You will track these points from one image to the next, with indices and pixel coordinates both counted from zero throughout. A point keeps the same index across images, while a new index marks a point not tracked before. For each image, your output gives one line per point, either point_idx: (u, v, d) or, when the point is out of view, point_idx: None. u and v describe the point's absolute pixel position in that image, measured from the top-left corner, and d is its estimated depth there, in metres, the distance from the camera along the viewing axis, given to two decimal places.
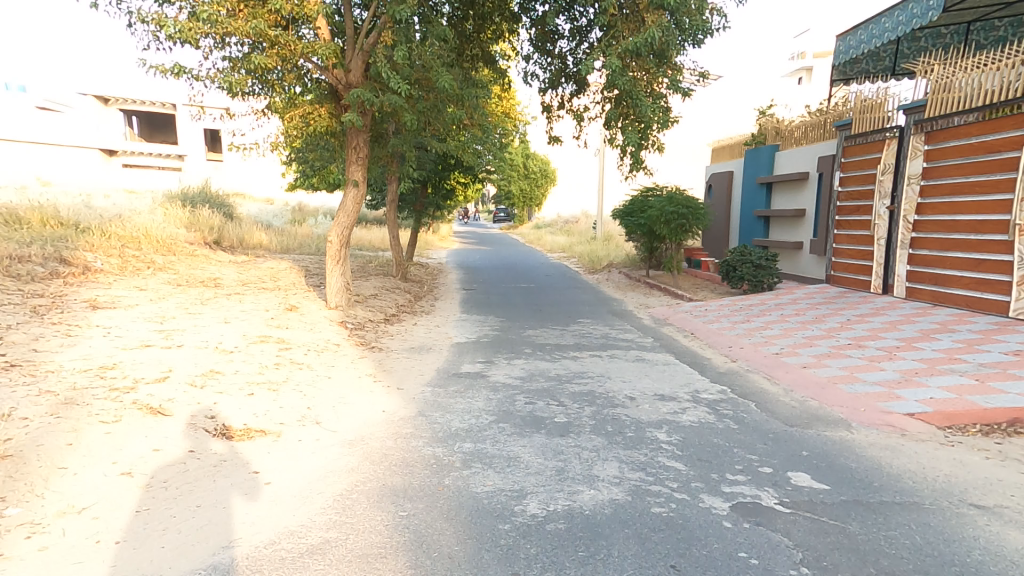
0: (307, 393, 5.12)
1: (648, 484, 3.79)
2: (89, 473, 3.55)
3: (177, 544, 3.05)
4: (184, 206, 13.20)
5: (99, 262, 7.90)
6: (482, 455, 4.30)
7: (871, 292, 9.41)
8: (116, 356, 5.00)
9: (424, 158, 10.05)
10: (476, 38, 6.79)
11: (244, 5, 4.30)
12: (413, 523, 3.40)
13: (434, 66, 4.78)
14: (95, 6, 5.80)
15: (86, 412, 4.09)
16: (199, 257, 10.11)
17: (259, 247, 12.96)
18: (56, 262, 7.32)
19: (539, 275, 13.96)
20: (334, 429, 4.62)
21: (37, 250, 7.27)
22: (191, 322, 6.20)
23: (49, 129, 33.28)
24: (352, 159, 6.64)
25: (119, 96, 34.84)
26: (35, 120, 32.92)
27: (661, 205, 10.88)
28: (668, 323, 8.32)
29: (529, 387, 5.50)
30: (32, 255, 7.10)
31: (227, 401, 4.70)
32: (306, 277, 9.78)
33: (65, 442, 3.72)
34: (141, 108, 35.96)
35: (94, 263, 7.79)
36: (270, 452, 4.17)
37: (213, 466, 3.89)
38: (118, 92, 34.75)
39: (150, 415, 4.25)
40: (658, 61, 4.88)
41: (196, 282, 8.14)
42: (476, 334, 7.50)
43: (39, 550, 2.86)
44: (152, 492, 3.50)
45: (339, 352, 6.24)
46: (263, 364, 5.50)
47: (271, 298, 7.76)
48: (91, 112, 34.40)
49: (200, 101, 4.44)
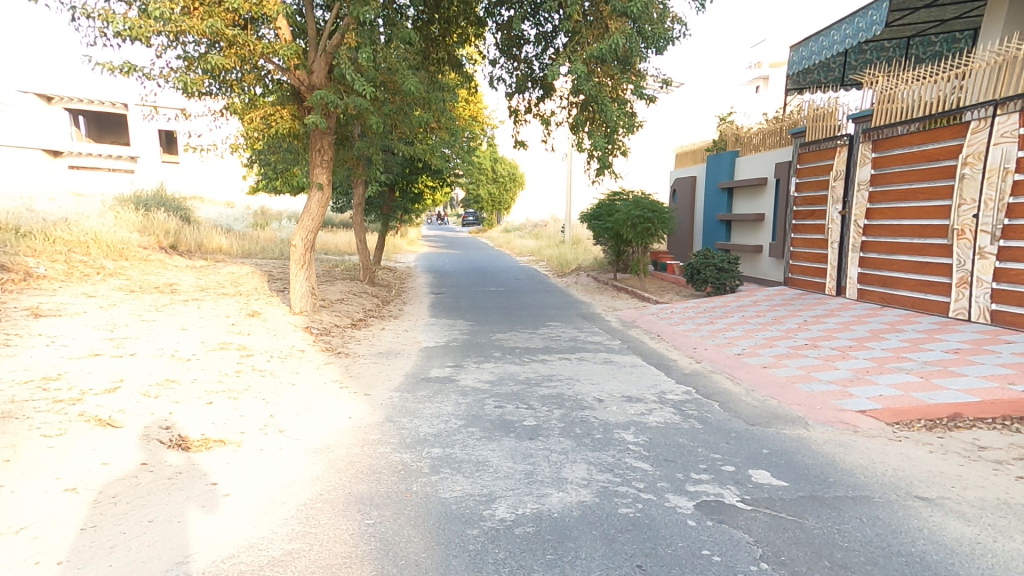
0: (269, 401, 4.99)
1: (615, 485, 3.83)
2: (29, 491, 3.37)
3: (127, 562, 2.92)
4: (137, 209, 12.74)
5: (42, 268, 7.53)
6: (451, 460, 4.28)
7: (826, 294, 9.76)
8: (60, 366, 4.77)
9: (392, 161, 9.98)
10: (442, 42, 6.77)
11: (199, 3, 4.17)
12: (380, 530, 3.35)
13: (399, 69, 4.75)
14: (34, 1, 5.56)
15: (26, 426, 3.88)
16: (153, 262, 9.75)
17: (219, 251, 12.59)
18: None
19: (509, 278, 14.00)
20: (298, 437, 4.50)
21: None
22: (146, 330, 5.97)
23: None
24: (316, 161, 6.51)
25: (64, 94, 33.43)
26: None
27: (627, 210, 11.05)
28: (635, 325, 8.44)
29: (498, 391, 5.49)
30: None
31: (183, 411, 4.53)
32: (270, 282, 9.53)
33: (2, 459, 3.53)
34: (86, 106, 34.45)
35: (37, 269, 7.43)
36: (229, 463, 4.04)
37: (168, 479, 3.75)
38: (62, 91, 33.39)
39: (98, 428, 4.06)
40: (623, 67, 4.99)
41: (150, 289, 7.85)
42: (447, 338, 7.46)
43: None
44: (100, 508, 3.35)
45: (304, 358, 6.11)
46: (223, 371, 5.34)
47: (232, 304, 7.55)
48: (34, 111, 32.93)
49: (153, 101, 4.26)
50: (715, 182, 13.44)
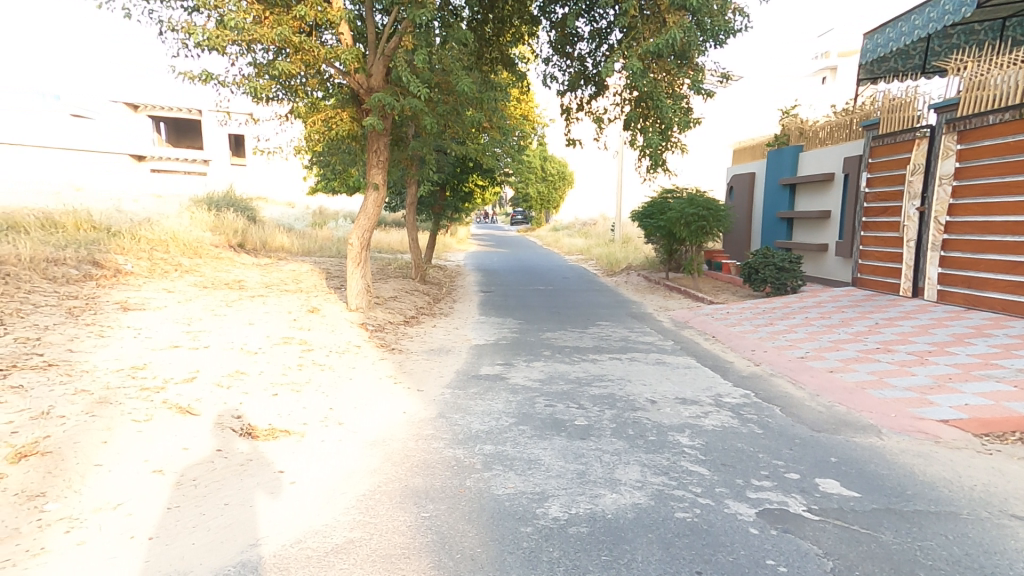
0: (328, 395, 5.17)
1: (671, 488, 3.76)
2: (122, 471, 3.66)
3: (207, 541, 3.11)
4: (210, 209, 13.64)
5: (129, 265, 8.08)
6: (503, 457, 4.30)
7: (897, 296, 9.19)
8: (145, 357, 5.12)
9: (443, 161, 10.21)
10: (495, 41, 6.83)
11: (270, 12, 4.40)
12: (436, 524, 3.41)
13: (453, 69, 4.84)
14: (130, 18, 6.10)
15: (119, 411, 4.19)
16: (224, 260, 10.32)
17: (283, 250, 13.23)
18: (88, 265, 7.51)
19: (558, 277, 14.06)
20: (356, 430, 4.65)
21: (71, 254, 7.45)
22: (217, 324, 6.33)
23: (85, 137, 35.18)
24: (372, 162, 6.68)
25: (147, 103, 36.28)
26: (70, 127, 34.80)
27: (680, 207, 10.82)
28: (689, 326, 8.26)
29: (548, 390, 5.49)
30: (66, 259, 7.29)
31: (252, 402, 4.77)
32: (327, 279, 9.91)
33: (100, 440, 3.84)
34: (166, 113, 37.14)
35: (125, 266, 7.98)
36: (294, 452, 4.22)
37: (240, 465, 3.96)
38: (147, 100, 36.27)
39: (179, 415, 4.33)
40: (679, 62, 4.85)
41: (221, 285, 8.30)
42: (496, 336, 7.52)
43: (78, 545, 2.98)
44: (182, 490, 3.59)
45: (361, 353, 6.32)
46: (287, 365, 5.59)
47: (293, 300, 7.90)
48: (119, 117, 35.61)
49: (227, 107, 4.50)
50: (775, 178, 13.04)
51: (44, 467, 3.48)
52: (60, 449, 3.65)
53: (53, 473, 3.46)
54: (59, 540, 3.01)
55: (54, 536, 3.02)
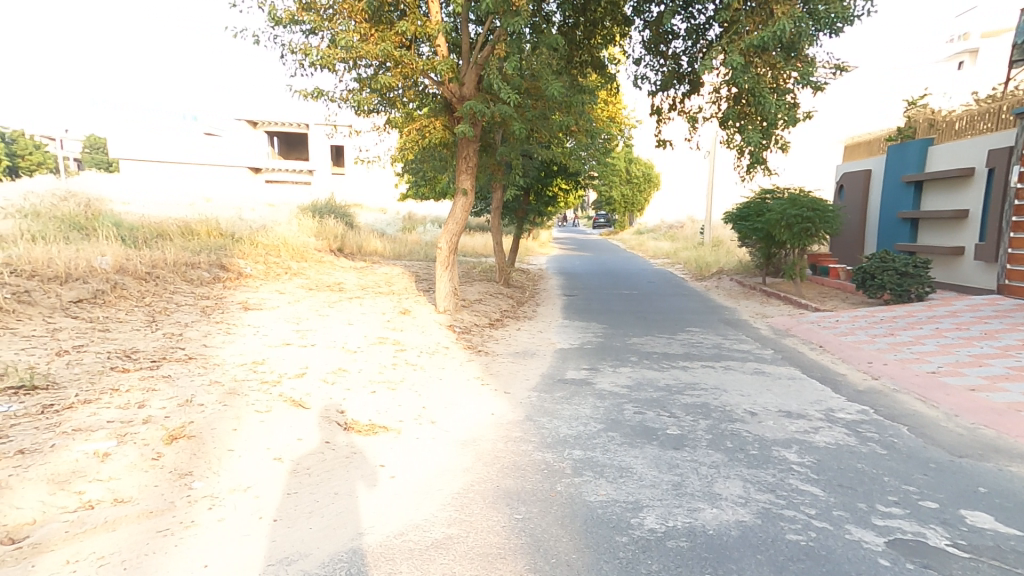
0: (421, 394, 5.37)
1: (780, 507, 3.52)
2: (249, 456, 4.04)
3: (322, 527, 3.34)
4: (313, 215, 14.93)
5: (249, 268, 8.93)
6: (593, 464, 4.25)
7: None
8: (264, 352, 5.62)
9: (528, 165, 10.41)
10: (586, 44, 6.83)
11: (375, 30, 4.66)
12: (530, 526, 3.42)
13: (543, 74, 4.87)
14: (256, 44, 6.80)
15: (245, 401, 4.62)
16: (325, 264, 11.03)
17: (375, 254, 13.92)
18: (217, 268, 8.41)
19: (642, 280, 13.96)
20: (448, 429, 4.78)
21: (204, 259, 8.42)
22: (321, 323, 6.82)
23: (202, 153, 40.55)
24: (462, 168, 6.89)
25: (267, 119, 40.13)
26: (196, 145, 40.59)
27: (780, 209, 10.27)
28: (790, 334, 7.82)
29: (637, 397, 5.36)
30: (200, 263, 8.26)
31: (354, 398, 5.06)
32: (417, 282, 10.38)
33: (231, 428, 4.28)
34: (287, 129, 40.76)
35: (244, 269, 8.86)
36: (393, 448, 4.42)
37: (346, 457, 4.21)
38: (265, 116, 40.04)
39: (293, 407, 4.69)
40: (788, 55, 4.63)
41: (323, 287, 8.93)
42: (580, 340, 7.48)
43: (218, 521, 3.34)
44: (298, 477, 3.89)
45: (449, 354, 6.53)
46: (383, 363, 5.89)
47: (386, 302, 8.34)
48: (248, 135, 40.15)
49: (334, 121, 4.80)
50: (896, 175, 12.09)
51: (190, 449, 3.96)
52: (200, 434, 4.13)
53: (198, 455, 3.93)
54: (204, 514, 3.40)
55: (200, 511, 3.42)
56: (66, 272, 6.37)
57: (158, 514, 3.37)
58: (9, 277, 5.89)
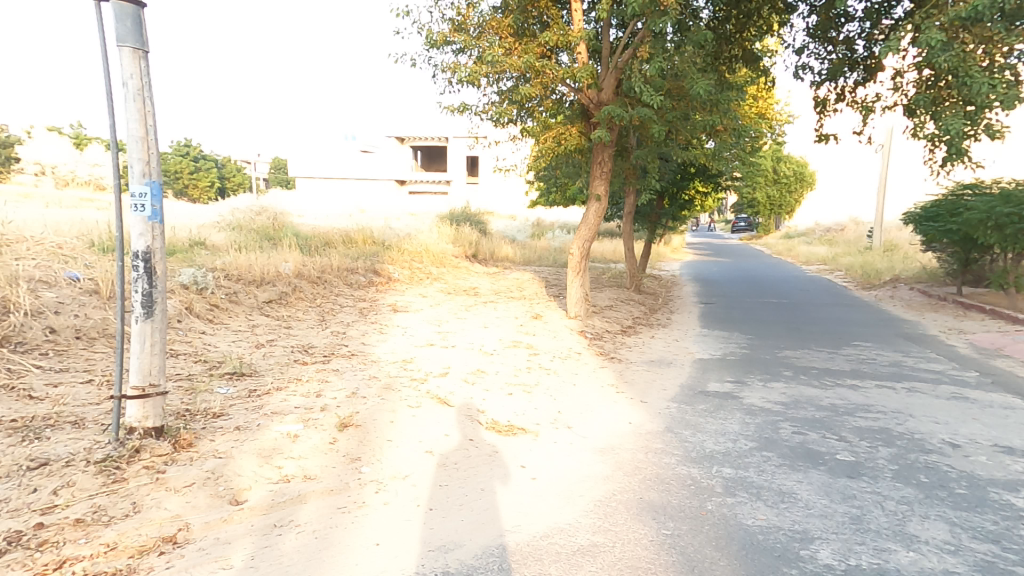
0: (554, 398, 5.46)
1: (1007, 563, 2.92)
2: (405, 447, 4.39)
3: (473, 521, 3.50)
4: (452, 223, 16.48)
5: (396, 273, 10.13)
6: (748, 485, 3.92)
7: None
8: (411, 352, 6.18)
9: (665, 168, 10.28)
10: (738, 37, 6.80)
11: (518, 44, 4.89)
12: (681, 545, 3.23)
13: (688, 72, 4.83)
14: (414, 65, 7.70)
15: (399, 397, 5.07)
16: (461, 269, 11.99)
17: (507, 259, 14.68)
18: (371, 273, 9.67)
19: (792, 289, 13.13)
20: (584, 435, 4.78)
21: (362, 264, 9.74)
22: (459, 326, 7.37)
23: (340, 166, 46.91)
24: (596, 173, 6.96)
25: (414, 134, 44.64)
26: (334, 161, 47.42)
27: (987, 206, 9.07)
28: (1001, 354, 6.71)
29: (795, 416, 4.95)
30: (359, 267, 9.55)
31: (493, 399, 5.30)
32: (546, 287, 10.76)
33: (389, 419, 4.70)
34: (429, 142, 45.03)
35: (393, 274, 10.03)
36: (532, 450, 4.51)
37: (488, 456, 4.38)
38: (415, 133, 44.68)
39: (439, 404, 5.03)
40: (1007, 23, 5.16)
41: (460, 291, 9.74)
42: (721, 351, 7.17)
43: (384, 504, 3.66)
44: (448, 470, 4.13)
45: (581, 360, 6.58)
46: (518, 367, 6.11)
47: (518, 307, 8.74)
48: (394, 151, 45.05)
49: (476, 132, 5.02)
50: None
51: (358, 436, 4.43)
52: (364, 423, 4.59)
53: (365, 442, 4.38)
54: (372, 496, 3.76)
55: (369, 493, 3.78)
56: (260, 277, 7.64)
57: (336, 492, 3.79)
58: (223, 280, 7.19)
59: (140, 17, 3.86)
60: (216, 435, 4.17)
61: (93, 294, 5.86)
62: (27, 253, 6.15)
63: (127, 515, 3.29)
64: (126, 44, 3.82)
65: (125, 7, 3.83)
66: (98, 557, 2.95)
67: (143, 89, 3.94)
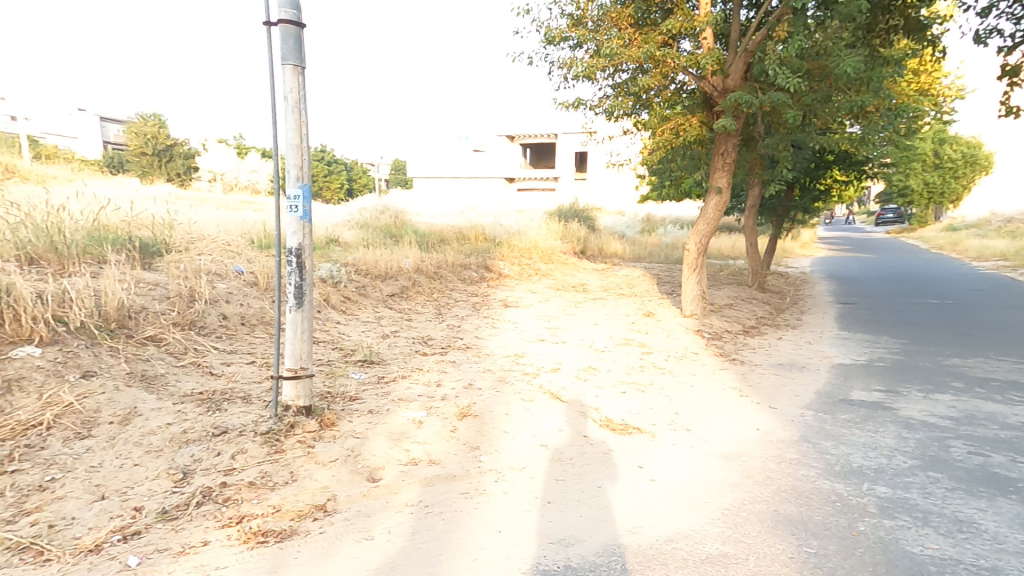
0: (672, 399, 5.28)
1: None
2: (520, 440, 4.47)
3: (591, 517, 3.44)
4: (560, 220, 17.28)
5: (506, 269, 10.76)
6: (910, 507, 3.45)
7: None
8: (523, 347, 6.41)
9: (798, 156, 9.65)
10: (894, 7, 6.37)
11: (639, 36, 5.13)
12: (831, 565, 2.91)
13: (835, 48, 5.51)
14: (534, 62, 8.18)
15: (514, 390, 5.23)
16: (569, 265, 12.46)
17: (616, 255, 15.04)
18: (484, 268, 10.36)
19: (956, 288, 11.84)
20: (705, 439, 4.55)
21: (475, 260, 10.42)
22: (569, 323, 7.56)
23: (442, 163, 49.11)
24: (718, 165, 7.15)
25: (524, 132, 46.08)
26: (455, 155, 47.90)
27: None
28: None
29: (972, 434, 4.34)
30: (472, 263, 10.23)
31: (607, 396, 5.28)
32: (658, 284, 10.75)
33: (505, 412, 4.83)
34: (536, 138, 46.74)
35: (503, 270, 10.69)
36: (650, 450, 4.38)
37: (603, 454, 4.31)
38: (525, 131, 46.03)
39: (552, 399, 5.10)
40: None
41: (569, 287, 10.07)
42: (867, 357, 6.56)
43: (504, 493, 3.73)
44: (563, 465, 4.13)
45: (698, 361, 6.36)
46: (630, 365, 6.05)
47: (629, 304, 8.82)
48: (500, 147, 46.58)
49: (591, 127, 4.98)
50: None
51: (477, 426, 4.60)
52: (482, 415, 4.76)
53: (484, 432, 4.53)
54: (492, 485, 3.85)
55: (489, 482, 3.88)
56: (385, 271, 8.31)
57: (458, 478, 3.93)
58: (353, 274, 7.88)
59: (300, 37, 4.28)
60: (354, 417, 4.54)
61: (253, 286, 6.67)
62: (206, 249, 7.17)
63: (287, 483, 3.68)
64: (288, 63, 4.27)
65: (289, 29, 4.26)
66: (268, 516, 3.33)
67: (300, 101, 4.41)
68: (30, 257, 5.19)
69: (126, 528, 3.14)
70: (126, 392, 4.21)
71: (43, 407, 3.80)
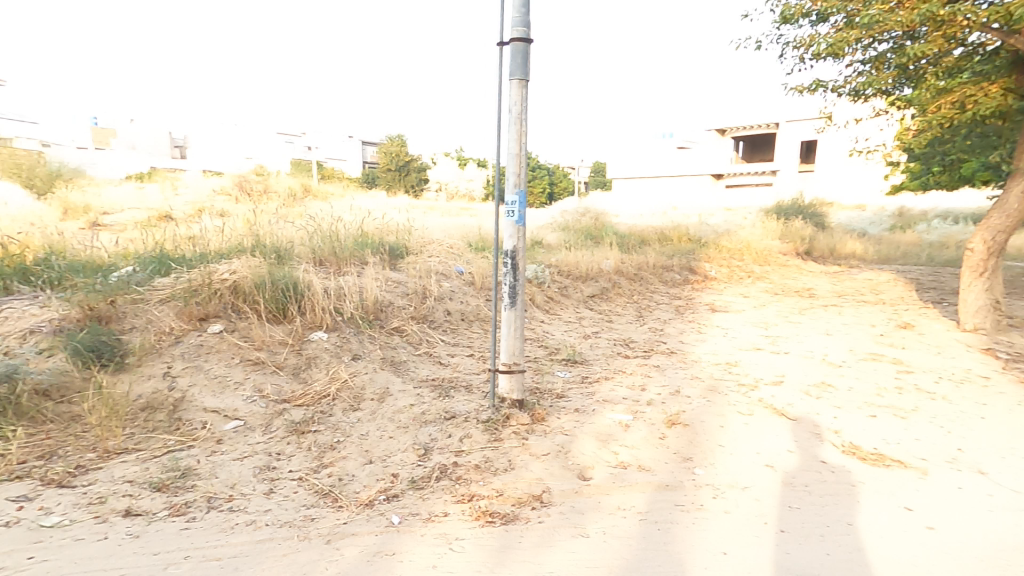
0: (952, 433, 4.34)
1: None
2: (739, 457, 4.05)
3: (845, 560, 2.89)
4: (777, 219, 15.95)
5: (715, 271, 10.92)
6: None
7: None
8: (735, 355, 6.19)
9: None
10: None
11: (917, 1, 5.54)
12: None
13: None
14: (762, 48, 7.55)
15: (728, 401, 4.88)
16: (791, 267, 12.11)
17: (851, 255, 13.86)
18: (691, 271, 10.57)
19: None
20: (1011, 489, 3.58)
21: (682, 262, 10.71)
22: (791, 332, 7.14)
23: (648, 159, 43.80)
24: None
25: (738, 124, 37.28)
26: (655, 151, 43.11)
27: None
28: None
29: None
30: (680, 266, 10.54)
31: (849, 417, 4.60)
32: (916, 292, 9.28)
33: (719, 424, 4.48)
34: (758, 130, 36.70)
35: (712, 272, 10.83)
36: (920, 491, 3.57)
37: (850, 487, 3.63)
38: (738, 121, 37.00)
39: (776, 415, 4.62)
40: None
41: (794, 291, 9.87)
42: None
43: (726, 512, 3.39)
44: (798, 491, 3.61)
45: (991, 389, 5.17)
46: (881, 385, 5.24)
47: (875, 313, 7.98)
48: (713, 145, 38.62)
49: None
50: None
51: (687, 435, 4.34)
52: (692, 424, 4.47)
53: (695, 443, 4.24)
54: (710, 500, 3.54)
55: (706, 496, 3.58)
56: (585, 272, 8.71)
57: (672, 488, 3.70)
58: (557, 274, 8.45)
59: (527, 52, 4.52)
60: (562, 414, 4.67)
61: (471, 285, 7.30)
62: (434, 252, 8.09)
63: (506, 469, 3.88)
64: (515, 78, 4.56)
65: (517, 47, 4.50)
66: (493, 498, 3.54)
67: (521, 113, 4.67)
68: (322, 259, 6.45)
69: (388, 490, 3.64)
70: (382, 373, 4.99)
71: (330, 380, 4.70)
